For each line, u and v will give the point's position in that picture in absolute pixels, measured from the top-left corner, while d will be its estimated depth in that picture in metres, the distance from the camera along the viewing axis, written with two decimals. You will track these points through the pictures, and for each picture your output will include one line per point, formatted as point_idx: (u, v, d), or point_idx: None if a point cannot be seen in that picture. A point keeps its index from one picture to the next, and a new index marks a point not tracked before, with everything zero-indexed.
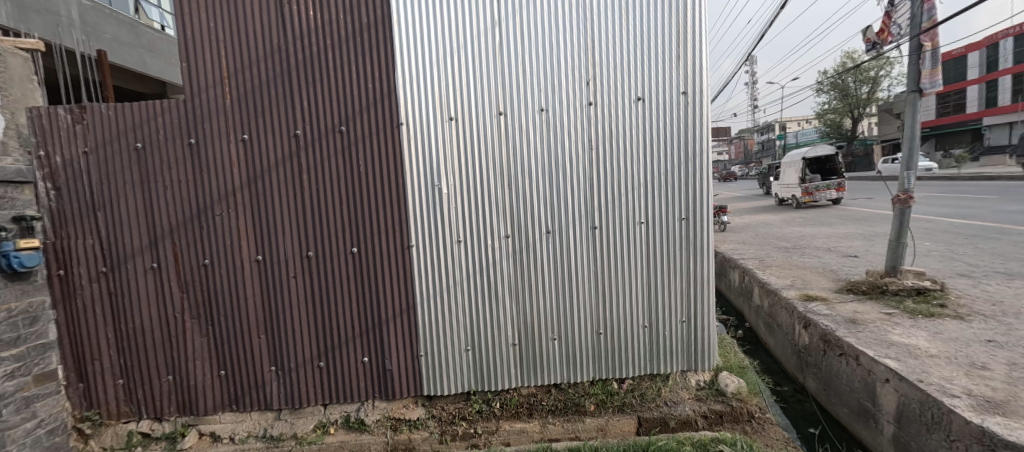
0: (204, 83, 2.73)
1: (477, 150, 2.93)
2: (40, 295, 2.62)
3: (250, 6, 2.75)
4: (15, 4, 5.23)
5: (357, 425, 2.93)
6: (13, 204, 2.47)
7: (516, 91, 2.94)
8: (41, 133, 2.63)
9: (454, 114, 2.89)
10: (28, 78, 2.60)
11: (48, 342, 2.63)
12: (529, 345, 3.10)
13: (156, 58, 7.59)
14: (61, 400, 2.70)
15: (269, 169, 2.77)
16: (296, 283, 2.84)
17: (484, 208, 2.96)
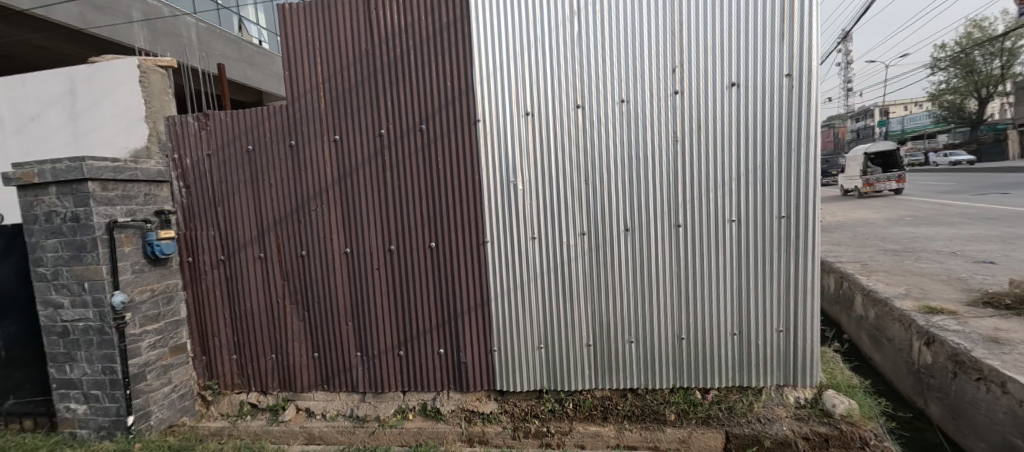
0: (303, 90, 2.99)
1: (553, 145, 2.87)
2: (174, 278, 3.07)
3: (344, 16, 2.96)
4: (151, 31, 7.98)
5: (433, 413, 3.03)
6: (155, 200, 2.96)
7: (592, 82, 2.83)
8: (173, 139, 3.04)
9: (530, 109, 2.86)
10: (165, 92, 3.06)
11: (178, 319, 3.07)
12: (606, 347, 2.99)
13: (256, 70, 10.22)
14: (189, 369, 3.13)
15: (357, 168, 2.96)
16: (380, 274, 3.01)
17: (560, 205, 2.89)
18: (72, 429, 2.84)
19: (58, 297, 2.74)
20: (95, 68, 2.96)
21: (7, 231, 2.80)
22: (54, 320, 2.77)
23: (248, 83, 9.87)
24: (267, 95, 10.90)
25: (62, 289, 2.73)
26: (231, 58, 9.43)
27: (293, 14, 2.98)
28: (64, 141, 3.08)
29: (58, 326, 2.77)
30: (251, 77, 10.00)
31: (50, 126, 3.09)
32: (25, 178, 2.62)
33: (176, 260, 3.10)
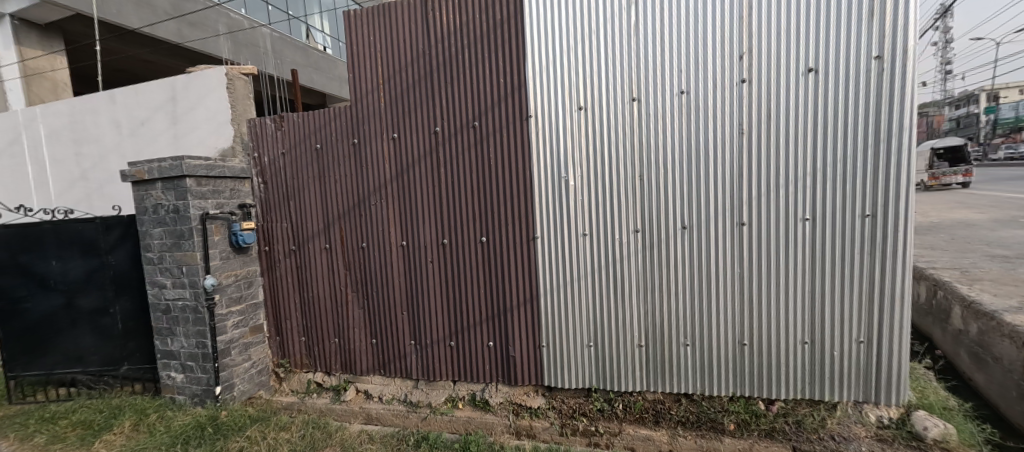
0: (366, 90, 3.17)
1: (607, 139, 2.80)
2: (253, 265, 3.41)
3: (403, 18, 3.08)
4: (235, 45, 8.86)
5: (482, 404, 3.11)
6: (239, 195, 3.30)
7: (649, 73, 2.73)
8: (254, 139, 3.35)
9: (583, 104, 2.82)
10: (247, 97, 3.37)
11: (257, 302, 3.41)
12: (658, 349, 2.89)
13: (318, 75, 11.22)
14: (265, 348, 3.47)
15: (414, 165, 3.09)
16: (434, 267, 3.13)
17: (612, 202, 2.83)
18: (172, 394, 3.25)
19: (162, 279, 3.14)
20: (192, 78, 3.34)
21: (124, 220, 3.25)
22: (159, 299, 3.19)
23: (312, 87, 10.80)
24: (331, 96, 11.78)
25: (165, 272, 3.12)
26: (300, 64, 10.44)
27: (358, 19, 3.16)
28: (166, 143, 3.50)
29: (162, 304, 3.18)
30: (315, 81, 10.96)
31: (155, 129, 3.53)
32: (137, 175, 3.03)
33: (255, 248, 3.43)
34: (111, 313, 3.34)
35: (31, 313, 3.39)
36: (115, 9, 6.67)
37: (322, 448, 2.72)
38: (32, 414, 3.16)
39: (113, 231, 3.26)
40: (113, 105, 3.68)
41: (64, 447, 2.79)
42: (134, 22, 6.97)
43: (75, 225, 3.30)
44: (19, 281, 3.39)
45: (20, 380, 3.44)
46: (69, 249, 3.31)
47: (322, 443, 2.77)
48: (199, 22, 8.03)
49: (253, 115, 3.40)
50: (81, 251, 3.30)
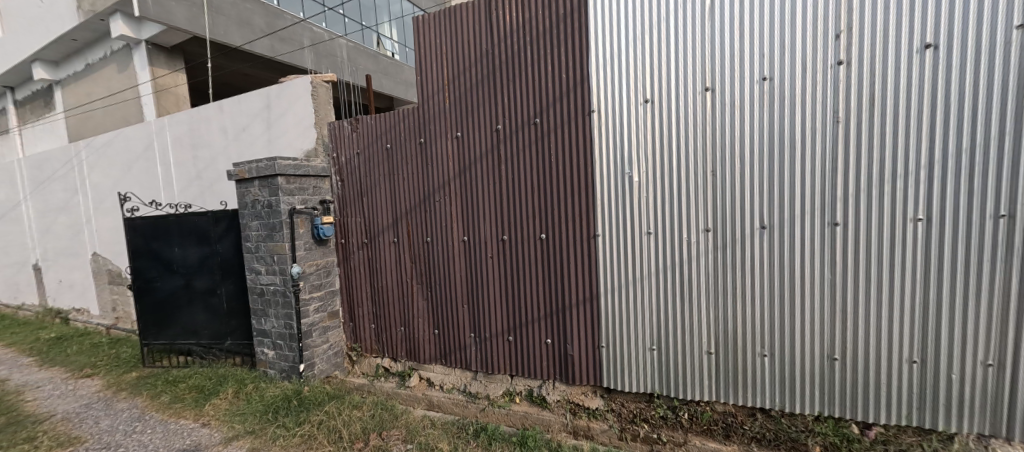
0: (432, 92, 3.32)
1: (676, 133, 2.66)
2: (331, 256, 3.73)
3: (467, 19, 3.17)
4: (317, 55, 9.77)
5: (539, 401, 3.12)
6: (320, 192, 3.64)
7: (723, 61, 2.55)
8: (333, 140, 3.66)
9: (651, 96, 2.70)
10: (327, 102, 3.70)
11: (333, 290, 3.73)
12: (730, 358, 2.69)
13: (387, 79, 12.12)
14: (340, 333, 3.79)
15: (476, 162, 3.18)
16: (494, 262, 3.20)
17: (680, 199, 2.68)
18: (264, 368, 3.67)
19: (257, 266, 3.56)
20: (283, 87, 3.74)
21: (228, 214, 3.73)
22: (255, 283, 3.61)
23: (382, 91, 11.71)
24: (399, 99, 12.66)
25: (260, 260, 3.54)
26: (370, 70, 11.40)
27: (426, 23, 3.31)
28: (262, 145, 3.96)
29: (257, 288, 3.61)
30: (385, 85, 11.86)
31: (254, 133, 4.00)
32: (239, 175, 3.46)
33: (333, 240, 3.76)
34: (219, 294, 3.86)
35: (160, 291, 4.04)
36: (222, 30, 7.44)
37: (389, 428, 2.93)
38: (160, 377, 3.77)
39: (220, 223, 3.76)
40: (221, 113, 4.24)
41: (183, 407, 3.30)
42: (237, 41, 7.78)
43: (192, 218, 3.87)
44: (152, 265, 4.04)
45: (151, 347, 4.11)
46: (188, 237, 3.88)
47: (389, 424, 2.97)
48: (288, 37, 8.90)
49: (332, 119, 3.72)
50: (196, 240, 3.86)
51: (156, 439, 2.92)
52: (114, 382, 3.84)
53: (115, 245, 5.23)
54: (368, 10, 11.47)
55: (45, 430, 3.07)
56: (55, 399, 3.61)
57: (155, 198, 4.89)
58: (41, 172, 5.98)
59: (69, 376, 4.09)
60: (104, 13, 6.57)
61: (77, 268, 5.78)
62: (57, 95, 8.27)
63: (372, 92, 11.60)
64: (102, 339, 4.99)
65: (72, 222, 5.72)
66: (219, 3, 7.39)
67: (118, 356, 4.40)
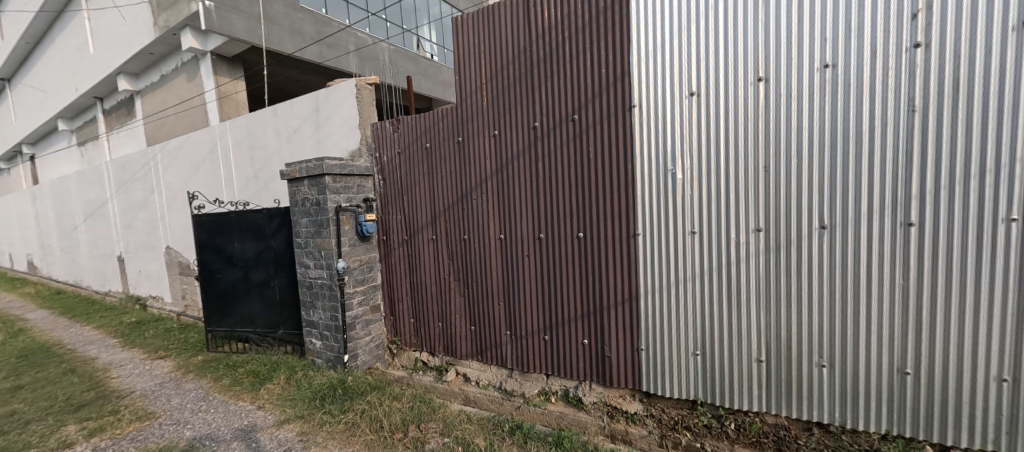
0: (471, 91, 3.37)
1: (725, 126, 2.53)
2: (373, 252, 3.89)
3: (505, 17, 3.19)
4: (362, 59, 10.24)
5: (575, 401, 3.09)
6: (363, 191, 3.81)
7: (779, 49, 2.38)
8: (376, 140, 3.81)
9: (698, 89, 2.58)
10: (371, 104, 3.85)
11: (375, 284, 3.89)
12: (782, 366, 2.52)
13: (428, 81, 12.49)
14: (381, 326, 3.94)
15: (513, 160, 3.19)
16: (531, 261, 3.19)
17: (728, 197, 2.54)
18: (312, 357, 3.89)
19: (306, 260, 3.78)
20: (331, 90, 3.95)
21: (280, 211, 3.99)
22: (304, 277, 3.84)
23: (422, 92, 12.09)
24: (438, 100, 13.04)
25: (309, 254, 3.76)
26: (411, 72, 11.80)
27: (465, 23, 3.37)
28: (311, 146, 4.19)
29: (306, 281, 3.84)
30: (425, 87, 12.24)
31: (304, 135, 4.25)
32: (291, 174, 3.69)
33: (376, 237, 3.92)
34: (272, 286, 4.14)
35: (222, 282, 4.40)
36: (277, 39, 7.96)
37: (427, 421, 3.00)
38: (222, 361, 4.11)
39: (273, 220, 4.03)
40: (275, 117, 4.53)
41: (241, 390, 3.57)
42: (289, 48, 8.23)
43: (250, 215, 4.18)
44: (215, 258, 4.40)
45: (214, 333, 4.49)
46: (246, 233, 4.19)
47: (427, 417, 3.05)
48: (335, 43, 9.35)
49: (375, 120, 3.88)
50: (253, 235, 4.16)
51: (217, 418, 3.18)
52: (182, 364, 4.23)
53: (184, 240, 5.75)
54: (408, 14, 11.92)
55: (126, 405, 3.43)
56: (134, 377, 4.02)
57: (218, 197, 5.31)
58: (126, 174, 6.67)
59: (146, 357, 4.55)
60: (176, 28, 7.21)
61: (153, 260, 6.40)
62: (138, 104, 9.17)
63: (413, 94, 12.01)
64: (174, 326, 5.53)
65: (150, 219, 6.34)
66: (271, 14, 7.86)
67: (187, 341, 4.84)
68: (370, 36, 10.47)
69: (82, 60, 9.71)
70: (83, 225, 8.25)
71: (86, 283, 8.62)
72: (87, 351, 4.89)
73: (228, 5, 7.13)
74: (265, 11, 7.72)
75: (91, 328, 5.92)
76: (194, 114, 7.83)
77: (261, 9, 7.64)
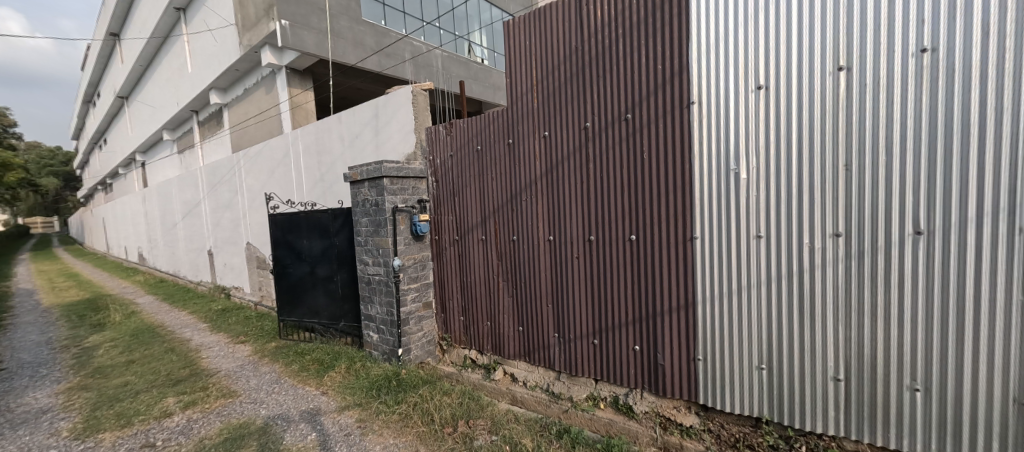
0: (523, 93, 3.40)
1: (798, 122, 2.33)
2: (426, 252, 4.05)
3: (557, 17, 3.17)
4: (418, 66, 10.69)
5: (625, 409, 3.00)
6: (417, 192, 3.98)
7: (862, 34, 2.15)
8: (431, 144, 3.96)
9: (767, 82, 2.40)
10: (425, 109, 4.02)
11: (428, 282, 4.05)
12: (865, 387, 2.25)
13: (480, 84, 12.80)
14: (432, 323, 4.09)
15: (564, 161, 3.17)
16: (580, 263, 3.15)
17: (801, 198, 2.33)
18: (369, 349, 4.14)
19: (365, 257, 4.03)
20: (389, 97, 4.17)
21: (343, 211, 4.28)
22: (363, 273, 4.10)
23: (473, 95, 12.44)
24: (489, 103, 13.36)
25: (368, 252, 4.00)
26: (464, 76, 12.14)
27: (517, 26, 3.41)
28: (370, 151, 4.46)
29: (365, 277, 4.09)
30: (477, 91, 12.55)
31: (364, 140, 4.53)
32: (352, 177, 3.95)
33: (429, 237, 4.08)
34: (334, 281, 4.46)
35: (292, 276, 4.82)
36: (342, 51, 8.55)
37: (475, 417, 3.07)
38: (292, 349, 4.50)
39: (337, 219, 4.33)
40: (339, 124, 4.86)
41: (308, 375, 3.89)
42: (351, 59, 8.80)
43: (317, 214, 4.52)
44: (287, 254, 4.83)
45: (286, 322, 4.93)
46: (314, 231, 4.55)
47: (475, 413, 3.12)
48: (394, 52, 9.84)
49: (429, 124, 4.04)
50: (320, 234, 4.50)
51: (288, 400, 3.48)
52: (259, 349, 4.69)
53: (262, 237, 6.35)
54: (459, 21, 12.31)
55: (214, 382, 3.87)
56: (220, 358, 4.52)
57: (291, 198, 5.81)
58: (216, 177, 7.49)
59: (230, 341, 5.09)
60: (256, 46, 7.99)
61: (236, 255, 7.13)
62: (226, 115, 10.23)
63: (465, 98, 12.37)
64: (252, 314, 6.14)
65: (234, 218, 7.07)
66: (336, 28, 8.47)
67: (263, 328, 5.35)
68: (425, 44, 10.89)
69: (183, 78, 11.06)
70: (182, 222, 9.38)
71: (184, 274, 9.77)
72: (183, 334, 5.56)
73: (301, 22, 7.80)
74: (331, 25, 8.34)
75: (187, 314, 6.72)
76: (271, 123, 8.61)
77: (327, 24, 8.30)
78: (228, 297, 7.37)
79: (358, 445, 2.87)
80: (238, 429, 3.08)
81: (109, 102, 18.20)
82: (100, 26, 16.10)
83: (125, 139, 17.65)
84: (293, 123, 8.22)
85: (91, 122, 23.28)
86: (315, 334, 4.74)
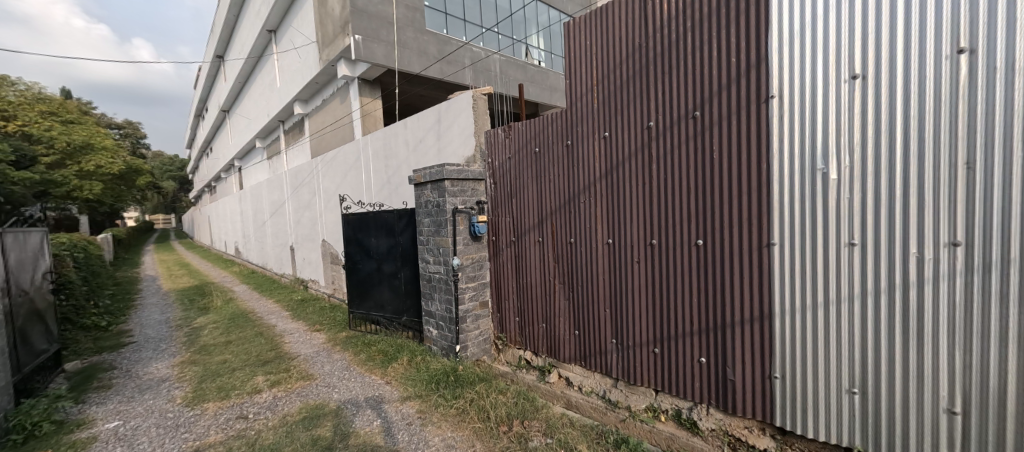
0: (582, 93, 3.34)
1: (903, 116, 2.03)
2: (484, 252, 4.14)
3: (619, 14, 3.08)
4: (479, 71, 10.95)
5: (689, 424, 2.83)
6: (476, 194, 4.08)
7: (992, 10, 1.82)
8: (490, 147, 4.03)
9: (865, 70, 2.12)
10: (483, 112, 4.10)
11: (485, 282, 4.14)
12: (992, 426, 1.90)
13: (537, 87, 12.84)
14: (488, 322, 4.18)
15: (624, 162, 3.07)
16: (641, 268, 3.03)
17: (907, 202, 2.03)
18: (429, 344, 4.33)
19: (427, 256, 4.22)
20: (452, 102, 4.34)
21: (407, 212, 4.52)
22: (425, 271, 4.29)
23: (530, 98, 12.52)
24: (547, 105, 13.38)
25: (429, 251, 4.18)
26: (522, 79, 12.24)
27: (577, 25, 3.36)
28: (433, 154, 4.66)
29: (426, 274, 4.28)
30: (534, 93, 12.62)
31: (427, 144, 4.74)
32: (416, 179, 4.16)
33: (486, 237, 4.16)
34: (398, 278, 4.73)
35: (361, 271, 5.19)
36: (407, 60, 9.01)
37: (530, 418, 3.08)
38: (360, 340, 4.85)
39: (402, 219, 4.58)
40: (404, 129, 5.14)
41: (374, 365, 4.18)
42: (416, 67, 9.22)
43: (384, 214, 4.81)
44: (357, 251, 5.21)
45: (355, 315, 5.33)
46: (381, 230, 4.85)
47: (530, 414, 3.13)
48: (456, 59, 10.16)
49: (488, 128, 4.13)
50: (386, 232, 4.79)
51: (357, 387, 3.76)
52: (331, 338, 5.12)
53: (335, 235, 6.91)
54: (518, 25, 12.43)
55: (295, 365, 4.29)
56: (299, 344, 5.00)
57: (361, 199, 6.24)
58: (299, 180, 8.25)
59: (308, 329, 5.61)
60: (334, 60, 8.70)
61: (313, 251, 7.81)
62: (308, 123, 11.22)
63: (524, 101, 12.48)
64: (327, 305, 6.72)
65: (313, 217, 7.74)
66: (403, 39, 8.96)
67: (336, 319, 5.83)
68: (485, 49, 11.10)
69: (273, 92, 12.34)
70: (271, 221, 10.46)
71: (271, 266, 10.96)
72: (270, 320, 6.23)
73: (372, 36, 8.36)
74: (398, 37, 8.84)
75: (274, 302, 7.51)
76: (346, 130, 9.31)
77: (395, 36, 8.82)
78: (308, 289, 8.13)
79: (418, 434, 3.01)
80: (314, 410, 3.38)
81: (215, 115, 20.76)
82: (210, 48, 18.47)
83: (227, 147, 20.07)
84: (365, 130, 8.84)
85: (201, 133, 26.76)
86: (380, 327, 5.06)
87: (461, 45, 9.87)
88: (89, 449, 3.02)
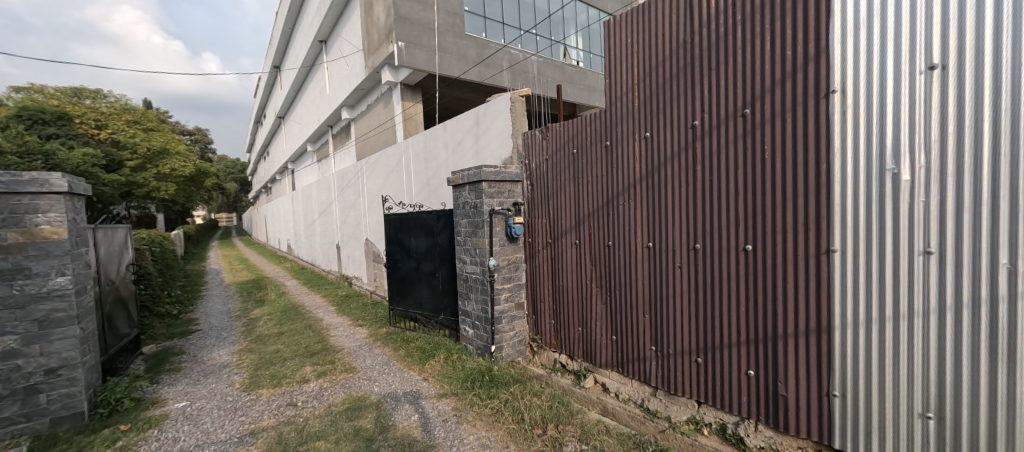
0: (622, 93, 3.27)
1: (990, 109, 1.81)
2: (520, 253, 4.14)
3: (661, 11, 2.99)
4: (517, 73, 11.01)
5: (735, 440, 2.67)
6: (513, 195, 4.10)
7: None
8: (527, 148, 4.04)
9: (945, 59, 1.91)
10: (520, 114, 4.13)
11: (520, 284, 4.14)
12: None
13: (576, 86, 12.72)
14: (524, 324, 4.18)
15: (666, 162, 2.96)
16: (684, 273, 2.90)
17: (995, 205, 1.81)
18: (465, 342, 4.40)
19: (464, 256, 4.29)
20: (490, 105, 4.40)
21: (446, 212, 4.62)
22: (462, 271, 4.37)
23: (568, 98, 12.42)
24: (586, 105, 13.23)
25: (466, 251, 4.25)
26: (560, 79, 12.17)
27: (618, 23, 3.29)
28: (471, 156, 4.75)
29: (463, 275, 4.36)
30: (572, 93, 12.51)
31: (466, 146, 4.84)
32: (454, 180, 4.25)
33: (523, 239, 4.16)
34: (435, 277, 4.84)
35: (401, 270, 5.36)
36: (448, 65, 9.23)
37: (565, 423, 3.05)
38: (399, 336, 5.02)
39: (440, 219, 4.68)
40: (443, 132, 5.27)
41: (412, 361, 4.31)
42: (455, 71, 9.42)
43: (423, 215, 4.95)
44: (398, 250, 5.39)
45: (396, 312, 5.52)
46: (420, 230, 4.99)
47: (565, 418, 3.09)
48: (494, 61, 10.28)
49: (526, 130, 4.14)
50: (425, 232, 4.93)
51: (396, 381, 3.89)
52: (373, 333, 5.33)
53: (377, 234, 7.20)
54: (556, 25, 12.36)
55: (339, 358, 4.51)
56: (343, 338, 5.25)
57: (402, 199, 6.47)
58: (346, 182, 8.67)
59: (351, 323, 5.87)
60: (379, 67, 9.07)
61: (358, 249, 8.18)
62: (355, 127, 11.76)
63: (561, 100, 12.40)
64: (369, 302, 7.02)
65: (358, 216, 8.11)
66: (444, 44, 9.20)
67: (377, 315, 6.07)
68: (523, 51, 11.14)
69: (324, 99, 13.06)
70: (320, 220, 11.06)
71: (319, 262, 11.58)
72: (317, 314, 6.58)
73: (414, 42, 8.67)
74: (439, 42, 9.09)
75: (322, 297, 7.93)
76: (389, 133, 9.67)
77: (436, 41, 9.07)
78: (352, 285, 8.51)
79: (454, 432, 3.06)
80: (356, 401, 3.53)
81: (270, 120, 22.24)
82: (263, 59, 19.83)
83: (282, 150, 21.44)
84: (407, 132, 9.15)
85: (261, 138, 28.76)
86: (419, 325, 5.21)
87: (500, 48, 9.97)
88: (161, 425, 3.34)
